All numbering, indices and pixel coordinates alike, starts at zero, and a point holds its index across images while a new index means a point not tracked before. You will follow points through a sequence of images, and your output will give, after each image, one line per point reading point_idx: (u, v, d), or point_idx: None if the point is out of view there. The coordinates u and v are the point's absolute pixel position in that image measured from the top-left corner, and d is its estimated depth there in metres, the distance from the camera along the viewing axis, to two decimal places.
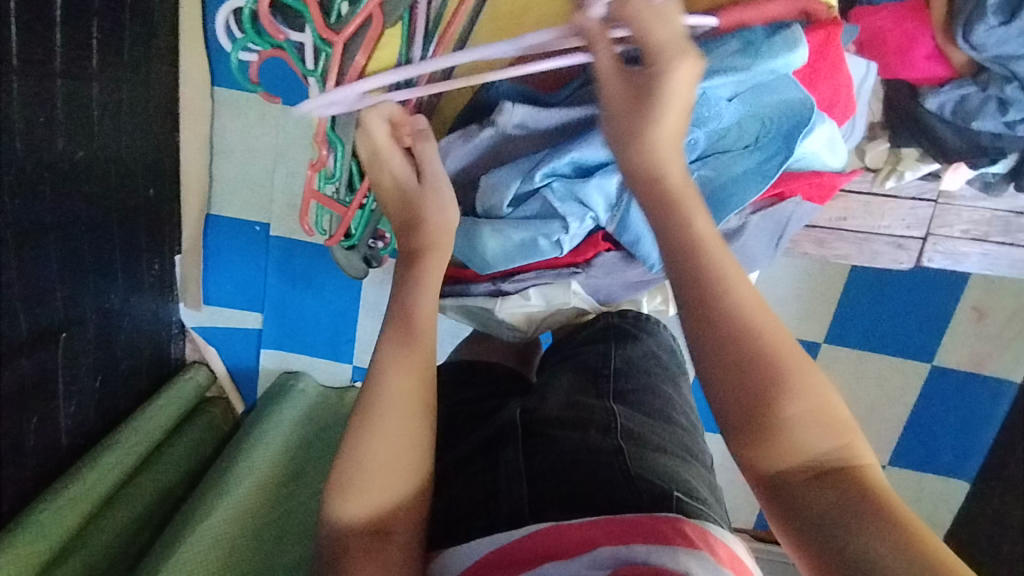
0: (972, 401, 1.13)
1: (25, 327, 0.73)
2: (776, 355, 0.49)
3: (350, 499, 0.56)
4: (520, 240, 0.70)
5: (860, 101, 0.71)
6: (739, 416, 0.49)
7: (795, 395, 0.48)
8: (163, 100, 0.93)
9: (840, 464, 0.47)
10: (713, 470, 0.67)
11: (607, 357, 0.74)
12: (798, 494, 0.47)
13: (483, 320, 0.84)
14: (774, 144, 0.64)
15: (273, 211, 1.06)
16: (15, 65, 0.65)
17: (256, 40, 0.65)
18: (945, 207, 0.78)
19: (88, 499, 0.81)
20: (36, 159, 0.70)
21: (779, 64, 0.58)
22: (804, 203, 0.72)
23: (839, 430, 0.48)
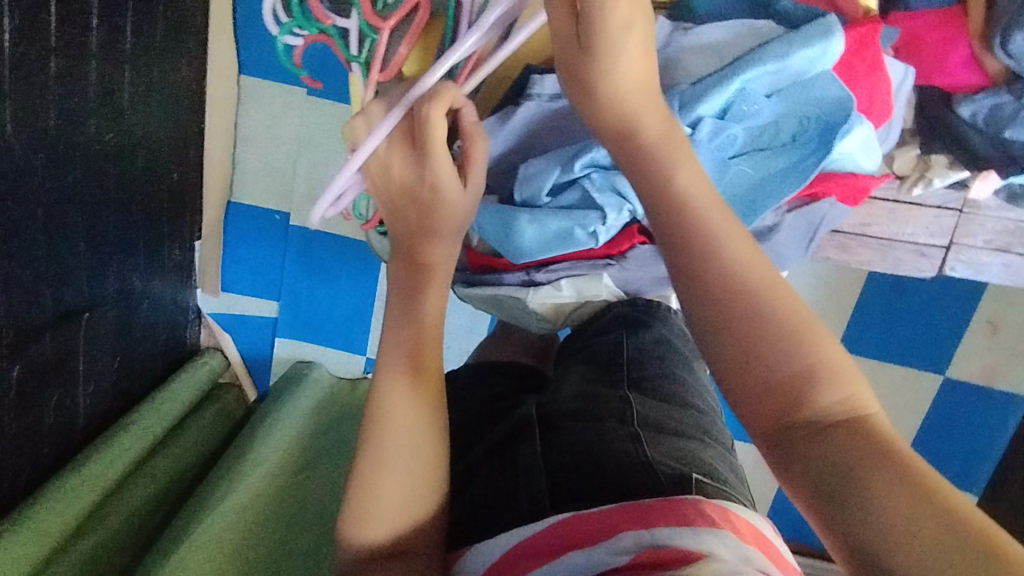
0: (984, 414, 1.13)
1: (50, 305, 0.74)
2: (769, 305, 0.45)
3: (364, 522, 0.55)
4: (557, 229, 0.71)
5: (897, 104, 0.72)
6: (734, 368, 0.45)
7: (791, 343, 0.44)
8: (190, 86, 0.94)
9: (847, 417, 0.42)
10: (734, 452, 0.67)
11: (620, 346, 0.74)
12: (798, 450, 0.42)
13: (511, 311, 0.83)
14: (813, 142, 0.66)
15: (293, 200, 1.07)
16: (54, 45, 0.66)
17: (301, 21, 0.68)
18: (970, 217, 0.78)
19: (99, 482, 0.81)
20: (70, 139, 0.71)
21: (816, 51, 0.63)
22: (838, 204, 0.73)
23: (846, 382, 0.43)
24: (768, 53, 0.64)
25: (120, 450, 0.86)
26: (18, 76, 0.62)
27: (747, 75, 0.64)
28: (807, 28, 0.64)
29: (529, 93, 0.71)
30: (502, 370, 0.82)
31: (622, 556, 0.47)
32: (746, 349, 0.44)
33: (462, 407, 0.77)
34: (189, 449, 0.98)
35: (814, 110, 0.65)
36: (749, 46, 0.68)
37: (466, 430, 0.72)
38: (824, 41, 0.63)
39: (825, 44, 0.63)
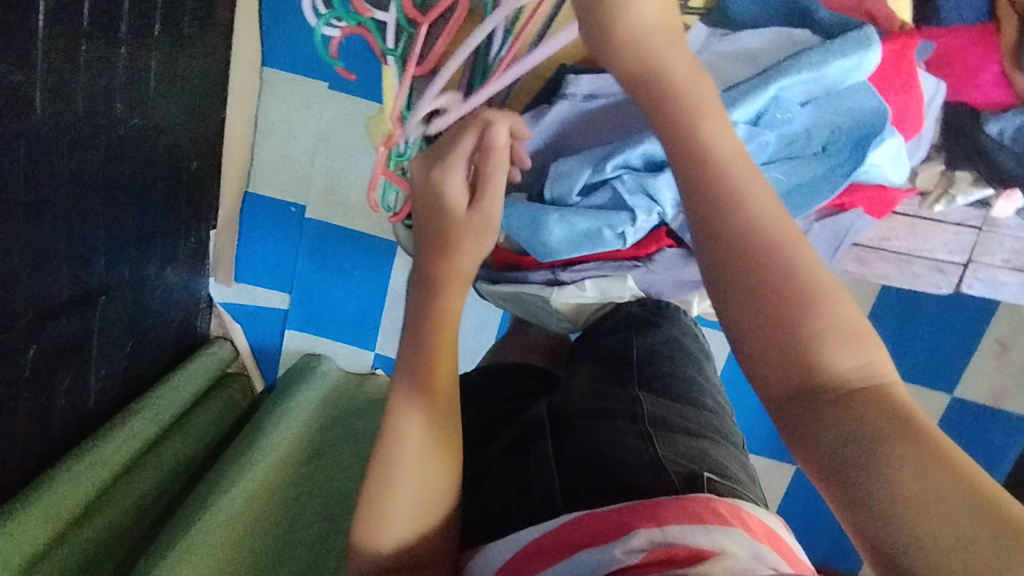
0: (990, 435, 1.12)
1: (68, 286, 0.74)
2: (792, 264, 0.41)
3: (374, 534, 0.54)
4: (587, 229, 0.72)
5: (928, 118, 0.73)
6: (746, 329, 0.41)
7: (810, 303, 0.40)
8: (214, 75, 0.94)
9: (865, 386, 0.39)
10: (744, 451, 0.67)
11: (629, 346, 0.73)
12: (814, 418, 0.39)
13: (533, 310, 0.85)
14: (844, 152, 0.68)
15: (310, 194, 1.07)
16: (86, 29, 0.66)
17: (342, 16, 0.72)
18: (989, 235, 0.79)
19: (105, 467, 0.81)
20: (95, 122, 0.71)
21: (852, 61, 0.64)
22: (864, 215, 0.75)
23: (866, 345, 0.40)
24: (803, 62, 0.65)
25: (129, 432, 0.87)
26: (49, 58, 0.62)
27: (782, 83, 0.65)
28: (844, 38, 0.65)
29: (563, 92, 0.73)
30: (515, 371, 0.83)
31: (633, 554, 0.46)
32: (760, 309, 0.41)
33: (475, 404, 0.77)
34: (195, 437, 0.97)
35: (847, 120, 0.67)
36: (784, 56, 0.69)
37: (479, 428, 0.73)
38: (860, 52, 0.64)
39: (861, 55, 0.64)
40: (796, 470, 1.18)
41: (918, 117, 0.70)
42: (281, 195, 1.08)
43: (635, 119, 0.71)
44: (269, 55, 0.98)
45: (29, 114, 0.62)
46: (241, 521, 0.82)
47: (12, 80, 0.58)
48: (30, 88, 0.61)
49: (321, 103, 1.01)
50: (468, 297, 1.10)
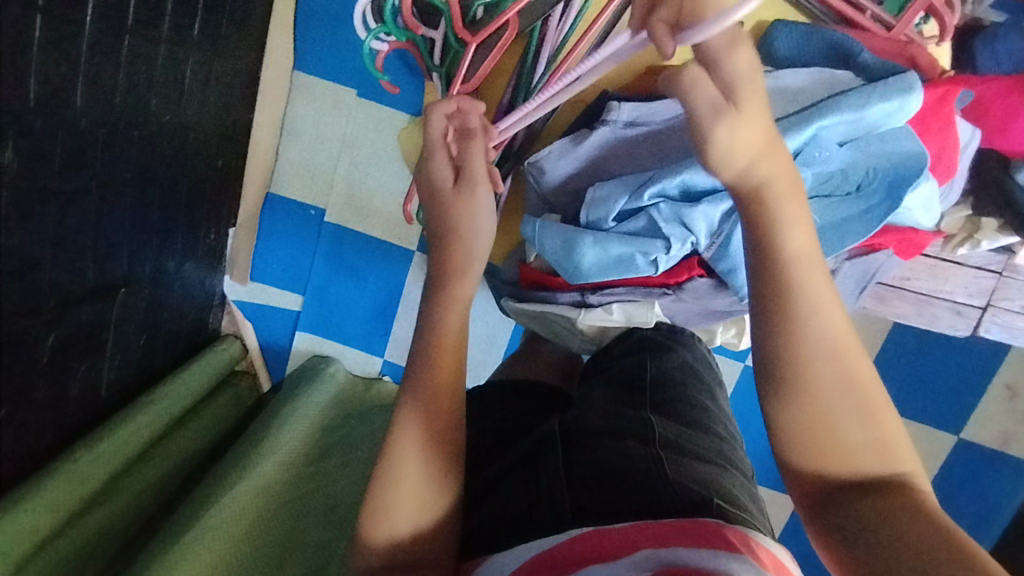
0: (996, 480, 1.12)
1: (92, 275, 0.74)
2: (846, 379, 0.50)
3: (378, 525, 0.56)
4: (619, 254, 0.73)
5: (962, 164, 0.74)
6: (791, 424, 0.51)
7: (846, 403, 0.50)
8: (247, 77, 0.96)
9: (886, 474, 0.50)
10: (753, 480, 0.66)
11: (644, 369, 0.73)
12: (843, 507, 0.49)
13: (556, 329, 0.87)
14: (879, 194, 0.68)
15: (331, 198, 1.08)
16: (129, 25, 0.67)
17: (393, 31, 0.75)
18: (1009, 281, 0.81)
19: (117, 456, 0.81)
20: (131, 117, 0.72)
21: (893, 105, 0.65)
22: (894, 256, 0.77)
23: (890, 449, 0.50)
24: (845, 103, 0.66)
25: (138, 426, 0.85)
26: (93, 52, 0.63)
27: (823, 123, 0.66)
28: (884, 84, 0.66)
29: (604, 118, 0.75)
30: (526, 387, 0.82)
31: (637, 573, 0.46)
32: (802, 405, 0.50)
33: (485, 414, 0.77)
34: (195, 436, 0.97)
35: (884, 163, 0.68)
36: (823, 94, 0.70)
37: (490, 438, 0.72)
38: (902, 97, 0.65)
39: (903, 100, 0.65)
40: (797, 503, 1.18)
41: (952, 163, 0.72)
42: (303, 197, 1.09)
43: (673, 149, 0.73)
44: (301, 59, 1.00)
45: (69, 105, 0.62)
46: (245, 519, 0.82)
47: (57, 70, 0.59)
48: (73, 78, 0.62)
49: (349, 109, 1.03)
50: (482, 310, 1.10)
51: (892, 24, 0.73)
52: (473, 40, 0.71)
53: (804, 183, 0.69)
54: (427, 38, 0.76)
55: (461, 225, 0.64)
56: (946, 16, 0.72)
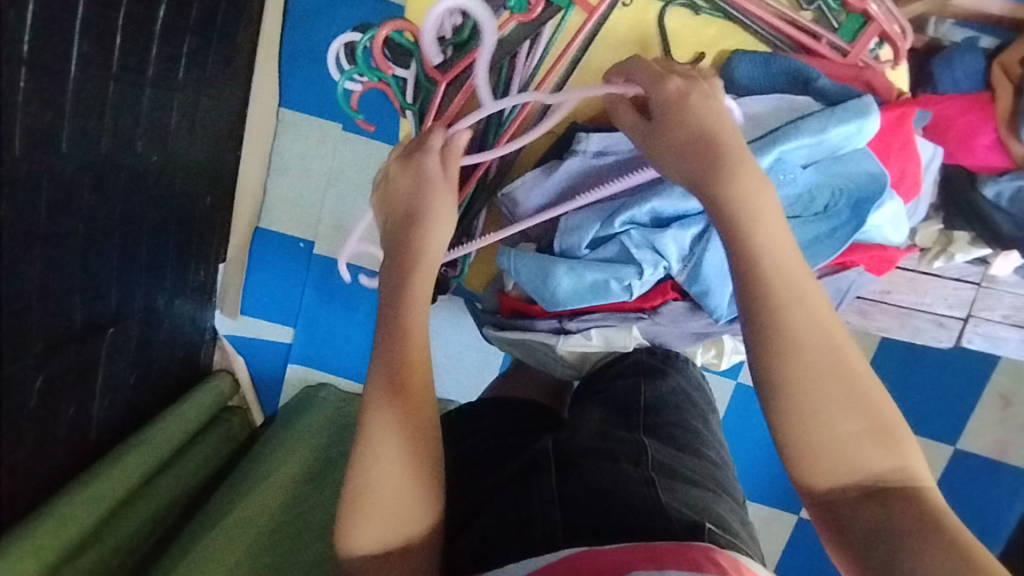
0: (994, 489, 1.11)
1: (80, 317, 0.75)
2: (843, 372, 0.53)
3: (357, 528, 0.56)
4: (592, 281, 0.74)
5: (926, 182, 0.76)
6: (795, 434, 0.52)
7: (845, 411, 0.52)
8: (234, 115, 0.98)
9: (893, 475, 0.51)
10: (744, 505, 0.66)
11: (637, 393, 0.74)
12: (851, 509, 0.51)
13: (538, 357, 0.87)
14: (845, 215, 0.70)
15: (319, 229, 1.10)
16: (115, 72, 0.69)
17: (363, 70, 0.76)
18: (988, 291, 0.83)
19: (109, 497, 0.81)
20: (117, 159, 0.73)
21: (853, 128, 0.67)
22: (865, 272, 0.78)
23: (900, 452, 0.51)
24: (805, 128, 0.68)
25: (126, 468, 0.84)
26: (78, 100, 0.65)
27: (784, 147, 0.67)
28: (843, 107, 0.68)
29: (574, 148, 0.77)
30: (515, 406, 0.82)
31: None
32: (801, 415, 0.52)
33: (474, 435, 0.77)
34: (185, 473, 0.96)
35: (849, 183, 0.69)
36: (786, 119, 0.73)
37: (480, 461, 0.72)
38: (859, 119, 0.67)
39: (861, 121, 0.67)
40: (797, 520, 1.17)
41: (915, 183, 0.74)
42: (292, 230, 1.10)
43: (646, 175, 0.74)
44: (287, 98, 1.03)
45: (55, 151, 0.64)
46: (231, 554, 0.81)
47: (43, 118, 0.61)
48: (58, 126, 0.63)
49: (335, 143, 1.05)
50: (472, 335, 1.10)
51: (848, 50, 0.75)
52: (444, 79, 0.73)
53: None
54: (398, 78, 0.77)
55: (432, 214, 0.71)
56: (900, 42, 0.74)
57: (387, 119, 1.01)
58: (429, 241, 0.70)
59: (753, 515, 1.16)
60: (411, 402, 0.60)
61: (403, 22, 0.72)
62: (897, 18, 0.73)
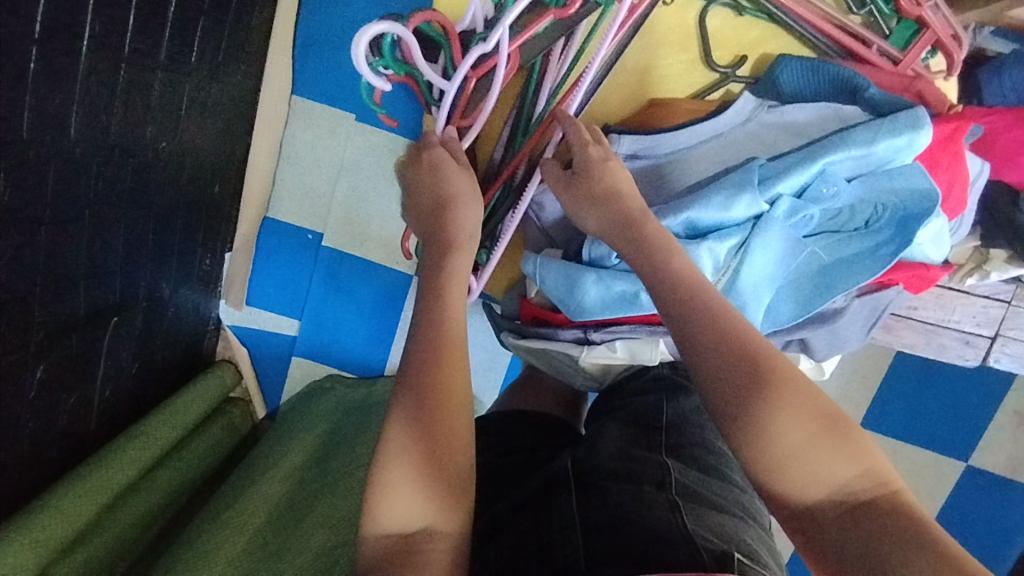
0: (1005, 508, 1.09)
1: (83, 305, 0.73)
2: (785, 380, 0.52)
3: (383, 504, 0.53)
4: (621, 292, 0.72)
5: (972, 198, 0.74)
6: (751, 452, 0.52)
7: (793, 416, 0.50)
8: (244, 102, 0.96)
9: (863, 487, 0.49)
10: (772, 533, 0.64)
11: (660, 410, 0.73)
12: (826, 526, 0.49)
13: (558, 367, 0.85)
14: (888, 230, 0.68)
15: (329, 222, 1.07)
16: (126, 54, 0.67)
17: (391, 65, 0.72)
18: (1017, 309, 0.81)
19: (105, 491, 0.78)
20: (125, 145, 0.71)
21: (903, 140, 0.66)
22: (904, 291, 0.76)
23: (866, 461, 0.50)
24: (853, 139, 0.67)
25: (127, 459, 0.83)
26: (88, 83, 0.62)
27: (830, 158, 0.67)
28: (894, 118, 0.66)
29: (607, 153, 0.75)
30: (530, 420, 0.81)
31: None
32: (753, 430, 0.51)
33: (486, 449, 0.75)
34: (186, 467, 0.94)
35: (893, 199, 0.68)
36: (830, 129, 0.72)
37: (494, 472, 0.71)
38: (911, 133, 0.65)
39: (912, 135, 0.66)
40: None
41: (962, 197, 0.72)
42: (300, 221, 1.07)
43: (676, 181, 0.74)
44: (299, 84, 0.99)
45: (63, 135, 0.62)
46: (228, 548, 0.78)
47: (52, 100, 0.58)
48: (67, 110, 0.61)
49: (347, 133, 1.02)
50: (480, 335, 1.08)
51: (899, 58, 0.74)
52: (474, 75, 0.71)
53: (811, 219, 0.69)
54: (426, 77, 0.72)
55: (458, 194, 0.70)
56: (953, 49, 0.74)
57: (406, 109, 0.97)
58: (462, 219, 0.70)
59: None
60: (435, 399, 0.57)
61: (432, 13, 0.68)
62: (952, 25, 0.72)
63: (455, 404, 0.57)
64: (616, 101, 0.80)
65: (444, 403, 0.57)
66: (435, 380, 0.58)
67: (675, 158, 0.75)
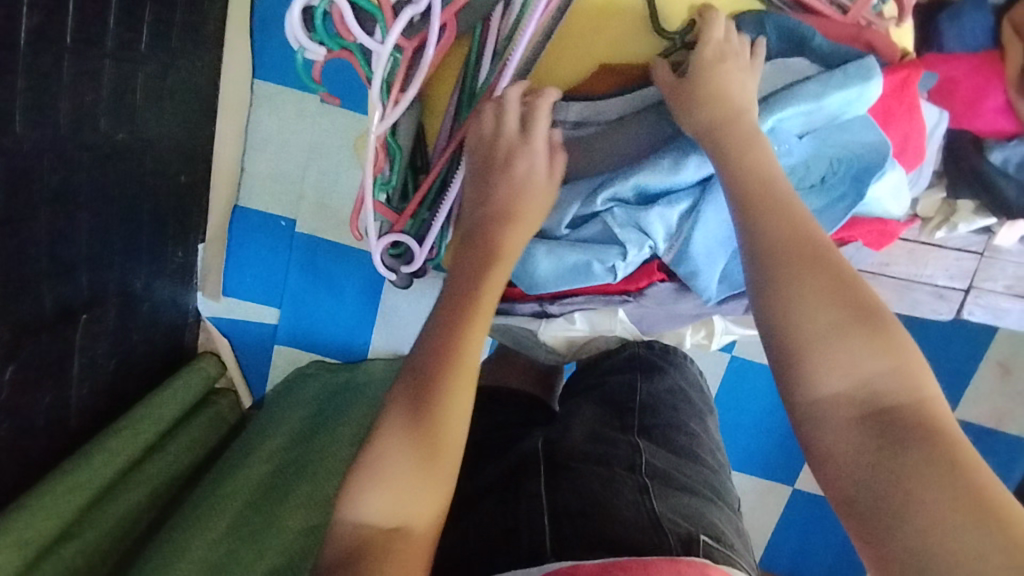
0: (989, 457, 1.11)
1: (49, 303, 0.72)
2: (833, 271, 0.53)
3: (358, 500, 0.52)
4: (574, 262, 0.72)
5: (930, 149, 0.74)
6: (786, 333, 0.52)
7: (833, 306, 0.51)
8: (205, 89, 0.94)
9: (888, 382, 0.49)
10: (740, 514, 0.65)
11: (632, 391, 0.73)
12: (845, 415, 0.49)
13: (520, 341, 0.85)
14: (843, 186, 0.67)
15: (301, 208, 1.05)
16: (69, 44, 0.65)
17: (324, 40, 0.70)
18: (990, 261, 0.82)
19: (93, 484, 0.80)
20: (77, 138, 0.69)
21: (854, 93, 0.65)
22: (863, 246, 0.76)
23: (898, 358, 0.50)
24: (802, 94, 0.66)
25: (116, 450, 0.84)
26: (32, 75, 0.61)
27: (780, 114, 0.66)
28: (844, 70, 0.65)
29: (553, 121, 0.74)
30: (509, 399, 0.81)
31: None
32: (790, 314, 0.52)
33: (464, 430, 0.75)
34: (176, 458, 0.95)
35: (847, 154, 0.67)
36: (782, 83, 0.70)
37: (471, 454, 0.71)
38: (862, 84, 0.64)
39: (863, 86, 0.65)
40: (792, 491, 1.16)
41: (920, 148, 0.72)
42: (271, 209, 1.06)
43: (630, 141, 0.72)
44: (260, 70, 0.97)
45: (8, 130, 0.60)
46: (219, 525, 0.81)
47: None
48: (10, 106, 0.59)
49: (314, 117, 1.00)
50: None
51: (848, 7, 0.71)
52: (409, 46, 0.69)
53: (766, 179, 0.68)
54: (362, 46, 0.70)
55: (517, 213, 0.70)
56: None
57: (352, 93, 0.97)
58: (508, 241, 0.69)
59: (747, 487, 1.17)
60: (435, 391, 0.56)
61: None
62: None
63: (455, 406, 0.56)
64: (563, 67, 0.74)
65: (448, 409, 0.56)
66: (445, 379, 0.57)
67: (629, 111, 0.72)
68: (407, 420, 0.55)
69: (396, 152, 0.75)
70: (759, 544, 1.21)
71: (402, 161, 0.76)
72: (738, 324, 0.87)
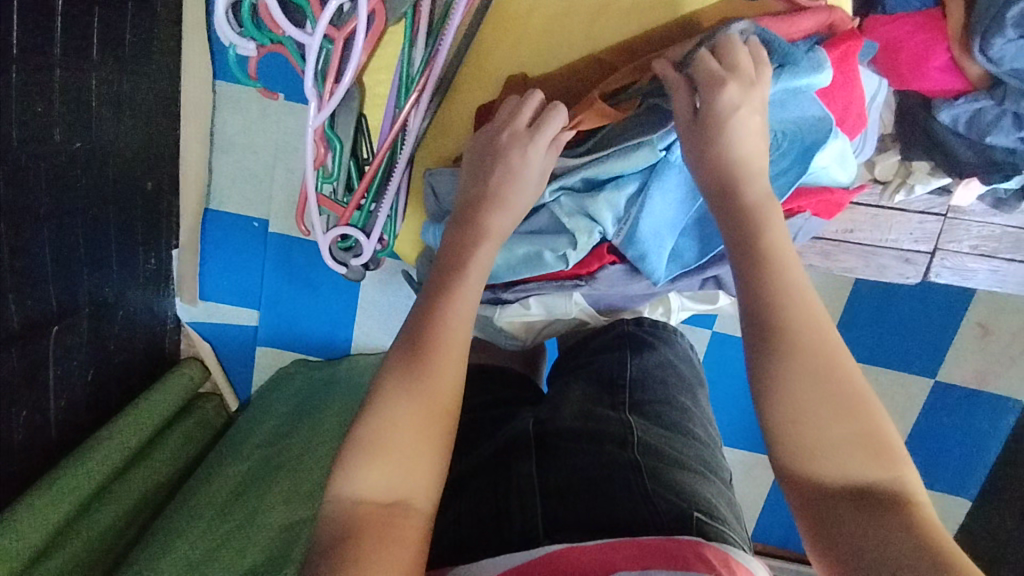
0: (972, 419, 1.11)
1: (16, 318, 0.72)
2: (834, 364, 0.51)
3: (353, 470, 0.51)
4: (524, 253, 0.73)
5: (872, 117, 0.75)
6: (783, 425, 0.50)
7: (833, 405, 0.50)
8: (165, 93, 0.92)
9: (881, 486, 0.47)
10: (733, 487, 0.65)
11: (622, 367, 0.73)
12: (837, 517, 0.47)
13: (481, 327, 0.85)
14: (788, 160, 0.68)
15: (272, 208, 1.05)
16: (16, 55, 0.64)
17: (255, 34, 0.70)
18: (954, 221, 0.83)
19: (71, 499, 0.79)
20: (31, 150, 0.69)
21: (802, 82, 0.64)
22: (813, 218, 0.76)
23: (890, 466, 0.48)
24: None
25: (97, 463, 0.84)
26: None
27: None
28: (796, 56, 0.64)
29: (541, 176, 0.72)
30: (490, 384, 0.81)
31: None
32: (789, 405, 0.50)
33: None
34: (159, 466, 0.95)
35: (790, 128, 0.67)
36: None
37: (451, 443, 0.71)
38: (810, 75, 0.63)
39: (812, 76, 0.63)
40: None
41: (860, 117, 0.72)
42: (243, 210, 1.05)
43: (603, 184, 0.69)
44: (219, 71, 0.96)
45: None
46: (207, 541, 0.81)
47: None
48: None
49: (278, 115, 0.99)
50: None
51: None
52: (338, 35, 0.67)
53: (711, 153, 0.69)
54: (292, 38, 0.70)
55: (506, 197, 0.67)
56: None
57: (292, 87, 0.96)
58: (492, 222, 0.67)
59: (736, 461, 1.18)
60: (424, 366, 0.56)
61: None
62: None
63: (443, 380, 0.56)
64: (500, 55, 0.76)
65: (433, 379, 0.55)
66: (426, 359, 0.56)
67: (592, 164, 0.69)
68: (397, 394, 0.54)
69: (336, 143, 0.76)
70: (751, 516, 1.22)
71: (344, 153, 0.76)
72: (694, 300, 0.87)
